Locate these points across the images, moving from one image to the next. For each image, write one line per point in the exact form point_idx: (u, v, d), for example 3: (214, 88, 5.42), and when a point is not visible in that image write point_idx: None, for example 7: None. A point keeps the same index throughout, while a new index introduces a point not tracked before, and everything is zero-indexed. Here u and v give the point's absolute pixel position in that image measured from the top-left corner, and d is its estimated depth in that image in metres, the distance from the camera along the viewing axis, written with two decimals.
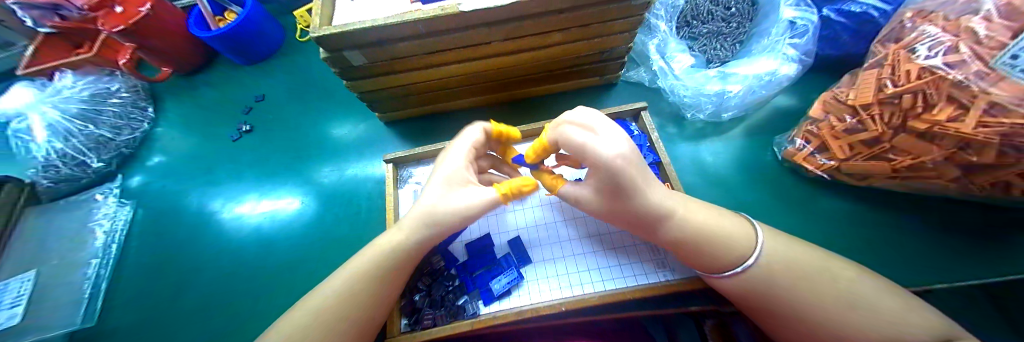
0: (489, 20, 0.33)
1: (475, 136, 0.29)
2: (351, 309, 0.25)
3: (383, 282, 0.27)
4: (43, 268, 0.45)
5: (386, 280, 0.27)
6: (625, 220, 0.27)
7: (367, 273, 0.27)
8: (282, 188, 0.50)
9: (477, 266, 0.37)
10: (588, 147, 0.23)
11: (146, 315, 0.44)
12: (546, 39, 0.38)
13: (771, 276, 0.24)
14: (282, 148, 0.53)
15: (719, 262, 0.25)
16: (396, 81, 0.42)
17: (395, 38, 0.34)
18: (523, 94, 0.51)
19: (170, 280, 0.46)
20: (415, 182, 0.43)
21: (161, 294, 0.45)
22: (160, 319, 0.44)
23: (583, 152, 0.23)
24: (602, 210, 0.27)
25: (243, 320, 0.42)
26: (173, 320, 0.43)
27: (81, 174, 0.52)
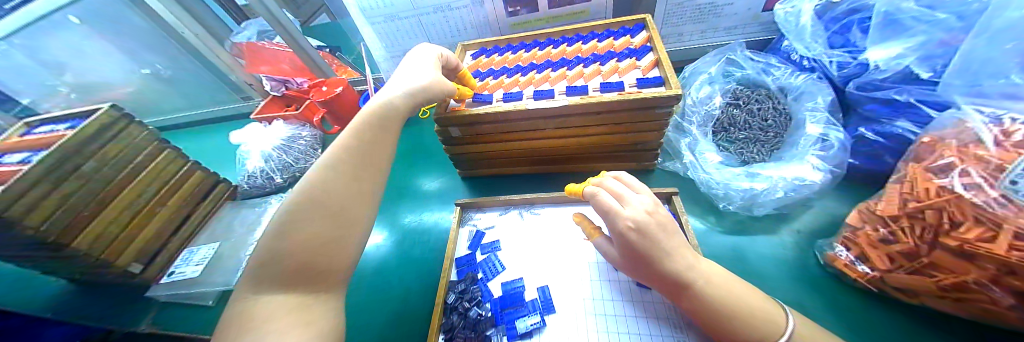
0: (546, 115, 0.48)
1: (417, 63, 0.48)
2: (331, 189, 0.31)
3: (357, 162, 0.34)
4: (225, 243, 0.67)
5: (359, 164, 0.34)
6: (647, 279, 0.34)
7: (342, 163, 0.33)
8: (385, 218, 0.67)
9: (507, 305, 0.44)
10: (611, 211, 0.34)
11: None
12: (587, 130, 0.50)
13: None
14: (392, 188, 0.73)
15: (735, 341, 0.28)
16: (475, 149, 0.58)
17: (479, 121, 0.51)
18: (569, 170, 0.62)
19: None
20: (473, 224, 0.58)
21: None
22: None
23: (608, 214, 0.35)
24: (628, 266, 0.35)
25: None
26: None
27: (266, 184, 0.78)
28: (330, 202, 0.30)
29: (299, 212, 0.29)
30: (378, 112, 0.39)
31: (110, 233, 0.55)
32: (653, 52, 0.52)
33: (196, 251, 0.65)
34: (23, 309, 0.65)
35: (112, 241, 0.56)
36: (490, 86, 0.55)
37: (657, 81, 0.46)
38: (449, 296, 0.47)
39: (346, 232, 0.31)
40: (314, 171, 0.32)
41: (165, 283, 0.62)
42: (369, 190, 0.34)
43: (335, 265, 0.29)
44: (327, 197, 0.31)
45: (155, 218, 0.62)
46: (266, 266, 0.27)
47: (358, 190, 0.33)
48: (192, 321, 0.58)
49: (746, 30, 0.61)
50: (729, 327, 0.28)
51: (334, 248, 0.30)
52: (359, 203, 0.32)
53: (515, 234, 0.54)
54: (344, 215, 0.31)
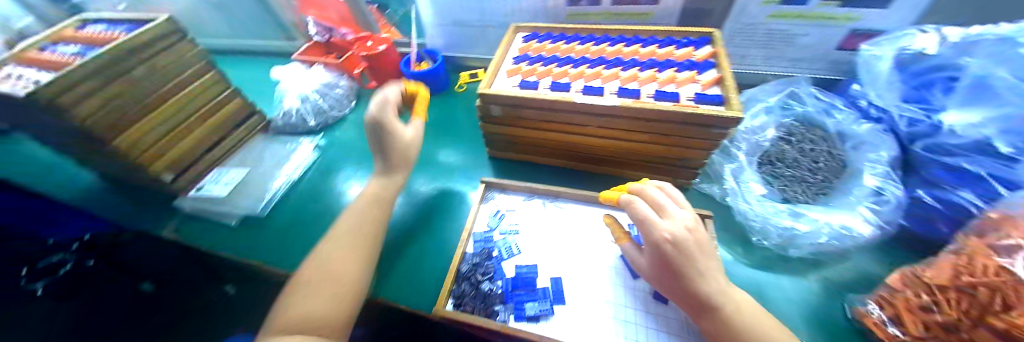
0: (595, 111, 0.47)
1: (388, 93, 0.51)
2: (330, 260, 0.37)
3: (350, 230, 0.41)
4: (253, 172, 0.69)
5: (352, 233, 0.41)
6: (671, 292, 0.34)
7: (340, 234, 0.40)
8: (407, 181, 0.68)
9: (519, 287, 0.45)
10: (648, 220, 0.34)
11: (291, 228, 0.61)
12: (632, 136, 0.49)
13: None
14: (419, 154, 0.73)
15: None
16: (512, 132, 0.58)
17: (524, 104, 0.50)
18: (602, 171, 0.61)
19: (311, 214, 0.63)
20: (495, 204, 0.58)
21: (300, 221, 0.62)
22: (293, 236, 0.59)
23: (642, 223, 0.35)
24: (655, 278, 0.35)
25: None
26: (299, 242, 0.58)
27: (298, 126, 0.78)
28: (326, 269, 0.36)
29: (305, 280, 0.35)
30: (374, 193, 0.47)
31: (149, 140, 0.57)
32: (716, 69, 0.50)
33: (226, 173, 0.68)
34: (62, 196, 0.69)
35: (150, 148, 0.58)
36: (539, 71, 0.53)
37: (718, 101, 0.43)
38: (463, 266, 0.49)
39: (342, 285, 0.35)
40: (317, 251, 0.39)
41: (192, 197, 0.65)
42: (361, 250, 0.39)
43: (334, 314, 0.32)
44: (325, 266, 0.36)
45: (190, 135, 0.64)
46: (275, 311, 0.33)
47: (352, 250, 0.39)
48: (211, 237, 0.60)
49: (814, 66, 0.59)
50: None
51: (329, 299, 0.33)
52: (354, 259, 0.38)
53: (535, 221, 0.54)
54: (336, 268, 0.36)
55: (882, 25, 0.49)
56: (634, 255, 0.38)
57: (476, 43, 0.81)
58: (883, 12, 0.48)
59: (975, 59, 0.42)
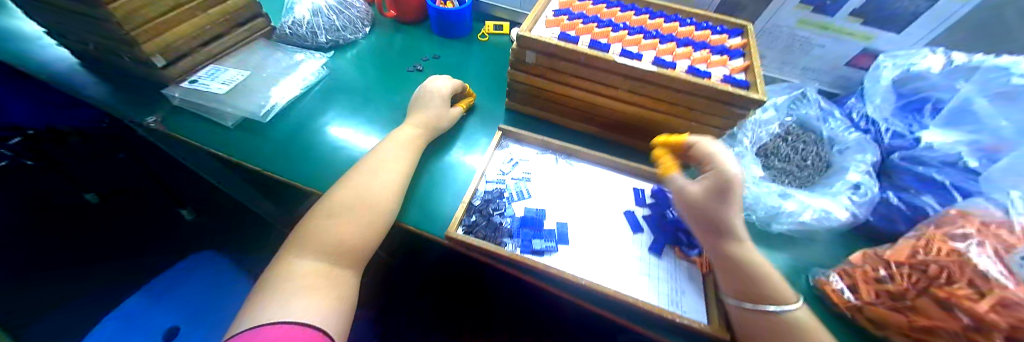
0: (629, 73, 0.48)
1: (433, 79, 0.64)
2: (353, 194, 0.44)
3: (374, 172, 0.47)
4: (254, 76, 0.64)
5: (375, 173, 0.47)
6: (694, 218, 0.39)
7: (362, 172, 0.47)
8: None
9: (526, 225, 0.47)
10: (717, 155, 0.39)
11: (292, 140, 0.58)
12: (657, 104, 0.51)
13: (766, 321, 0.32)
14: None
15: (734, 290, 0.35)
16: (538, 83, 0.58)
17: (561, 55, 0.50)
18: (613, 138, 0.63)
19: (314, 130, 0.60)
20: (509, 151, 0.59)
21: (302, 135, 0.59)
22: (294, 149, 0.57)
23: (711, 157, 0.39)
24: (697, 203, 0.38)
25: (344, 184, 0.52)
26: (301, 155, 0.56)
27: (308, 40, 0.74)
28: (349, 202, 0.43)
29: (330, 207, 0.43)
30: (397, 142, 0.53)
31: (148, 14, 0.52)
32: (745, 58, 0.53)
33: (225, 71, 0.64)
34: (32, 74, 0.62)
35: (147, 22, 0.52)
36: (580, 28, 0.53)
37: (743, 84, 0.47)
38: (475, 199, 0.50)
39: (362, 221, 0.42)
40: (346, 184, 0.46)
41: (185, 88, 0.60)
42: (384, 192, 0.45)
43: (351, 245, 0.41)
44: (349, 201, 0.43)
45: (190, 22, 0.58)
46: (298, 248, 0.40)
47: (373, 190, 0.45)
48: (206, 134, 0.56)
49: (820, 77, 0.66)
50: (742, 277, 0.35)
51: (350, 232, 0.41)
52: (376, 197, 0.44)
53: (548, 172, 0.55)
54: (350, 221, 0.41)
55: (887, 49, 0.57)
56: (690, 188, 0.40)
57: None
58: (891, 37, 0.55)
59: (967, 84, 0.49)
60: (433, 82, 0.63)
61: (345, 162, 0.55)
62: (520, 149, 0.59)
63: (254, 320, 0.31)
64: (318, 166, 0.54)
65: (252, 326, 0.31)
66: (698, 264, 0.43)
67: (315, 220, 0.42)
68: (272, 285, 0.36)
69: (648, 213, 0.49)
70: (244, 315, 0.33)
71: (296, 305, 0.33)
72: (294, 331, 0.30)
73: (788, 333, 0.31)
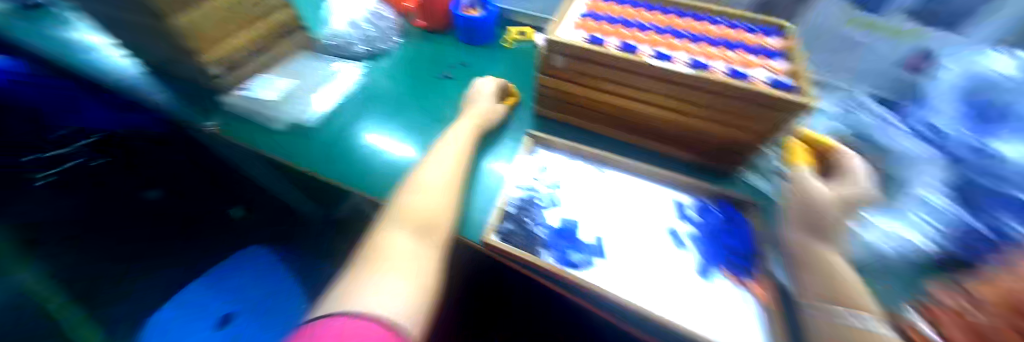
0: (668, 77, 0.45)
1: (485, 81, 0.67)
2: (427, 178, 0.46)
3: (442, 159, 0.49)
4: (300, 86, 0.68)
5: (443, 160, 0.49)
6: (799, 218, 0.41)
7: (432, 162, 0.49)
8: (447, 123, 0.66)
9: (562, 236, 0.46)
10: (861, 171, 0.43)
11: (329, 146, 0.60)
12: (694, 108, 0.48)
13: (838, 315, 0.31)
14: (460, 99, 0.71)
15: (816, 291, 0.35)
16: (567, 88, 0.57)
17: (591, 58, 0.49)
18: (645, 143, 0.61)
19: (348, 137, 0.62)
20: (538, 157, 0.58)
21: (337, 141, 0.61)
22: (332, 155, 0.58)
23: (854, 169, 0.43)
24: (831, 194, 0.41)
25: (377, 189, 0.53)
26: (339, 160, 0.58)
27: (344, 49, 0.76)
28: (427, 185, 0.45)
29: (411, 192, 0.44)
30: (458, 133, 0.55)
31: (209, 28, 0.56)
32: (788, 59, 0.49)
33: (276, 81, 0.67)
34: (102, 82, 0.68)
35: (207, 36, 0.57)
36: (608, 30, 0.52)
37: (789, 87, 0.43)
38: (511, 207, 0.49)
39: (442, 199, 0.44)
40: (420, 171, 0.47)
41: (239, 95, 0.64)
42: (454, 177, 0.47)
43: (438, 219, 0.42)
44: (426, 184, 0.45)
45: (240, 35, 0.63)
46: (389, 228, 0.40)
47: (446, 175, 0.47)
48: (255, 138, 0.60)
49: (869, 79, 0.61)
50: (813, 260, 0.37)
51: (434, 208, 0.42)
52: (450, 180, 0.46)
53: (581, 180, 0.54)
54: (433, 212, 0.42)
55: (949, 49, 0.51)
56: (816, 185, 0.42)
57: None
58: (954, 37, 0.50)
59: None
60: (483, 86, 0.65)
61: (379, 167, 0.56)
62: (551, 155, 0.58)
63: (354, 299, 0.29)
64: (354, 171, 0.56)
65: (343, 309, 0.28)
66: (753, 290, 0.41)
67: (397, 208, 0.42)
68: (364, 267, 0.34)
69: (696, 233, 0.47)
70: (333, 301, 0.31)
71: (392, 287, 0.32)
72: (376, 331, 0.27)
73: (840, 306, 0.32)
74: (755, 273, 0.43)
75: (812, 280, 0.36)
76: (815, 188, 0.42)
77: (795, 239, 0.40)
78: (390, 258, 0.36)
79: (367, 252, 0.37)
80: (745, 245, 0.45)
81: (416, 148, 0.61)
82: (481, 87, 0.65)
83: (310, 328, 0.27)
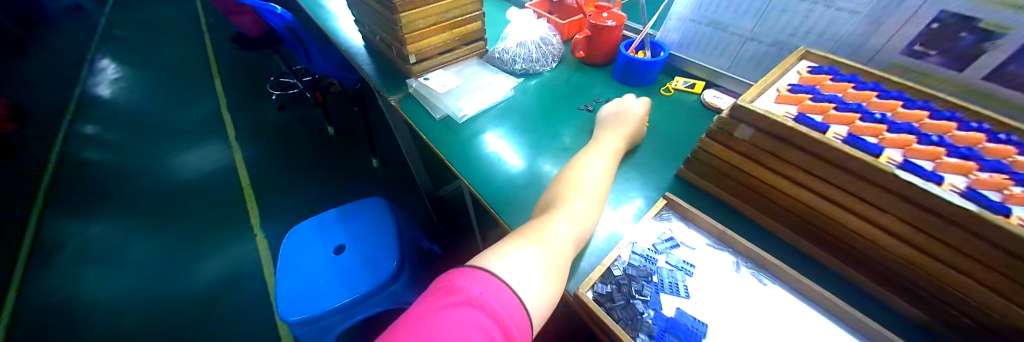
0: (923, 203, 0.31)
1: (636, 100, 0.69)
2: (576, 181, 0.50)
3: (590, 168, 0.53)
4: (461, 84, 0.79)
5: (591, 169, 0.53)
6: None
7: (580, 168, 0.53)
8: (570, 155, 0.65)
9: (674, 332, 0.39)
10: None
11: (463, 145, 0.67)
12: (944, 253, 0.33)
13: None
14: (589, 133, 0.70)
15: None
16: (735, 162, 0.48)
17: (789, 141, 0.40)
18: (828, 262, 0.46)
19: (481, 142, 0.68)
20: (670, 226, 0.51)
21: (473, 142, 0.67)
22: (465, 155, 0.65)
23: None
24: None
25: (491, 197, 0.56)
26: (471, 160, 0.63)
27: (506, 63, 0.86)
28: (576, 186, 0.49)
29: (562, 189, 0.49)
30: (607, 148, 0.58)
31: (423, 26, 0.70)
32: None
33: (445, 76, 0.80)
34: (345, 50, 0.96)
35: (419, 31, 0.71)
36: (828, 112, 0.41)
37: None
38: (616, 268, 0.46)
39: (586, 204, 0.47)
40: (570, 173, 0.52)
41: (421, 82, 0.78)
42: (597, 188, 0.50)
43: (581, 217, 0.45)
44: (575, 185, 0.49)
45: (438, 35, 0.77)
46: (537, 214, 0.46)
47: (592, 185, 0.50)
48: (419, 119, 0.72)
49: None
50: None
51: (580, 207, 0.46)
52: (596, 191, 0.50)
53: (716, 278, 0.44)
54: (580, 211, 0.46)
55: None
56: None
57: (720, 52, 0.77)
58: None
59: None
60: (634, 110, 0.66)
61: (500, 177, 0.60)
62: (683, 229, 0.50)
63: (509, 266, 0.35)
64: (476, 174, 0.60)
65: (501, 277, 0.33)
66: None
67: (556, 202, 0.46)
68: (518, 236, 0.41)
69: None
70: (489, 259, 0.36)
71: (540, 272, 0.36)
72: (520, 322, 0.31)
73: None
74: None
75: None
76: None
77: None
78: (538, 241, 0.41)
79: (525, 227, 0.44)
80: None
81: (536, 170, 0.62)
82: (631, 110, 0.66)
83: (468, 271, 0.34)
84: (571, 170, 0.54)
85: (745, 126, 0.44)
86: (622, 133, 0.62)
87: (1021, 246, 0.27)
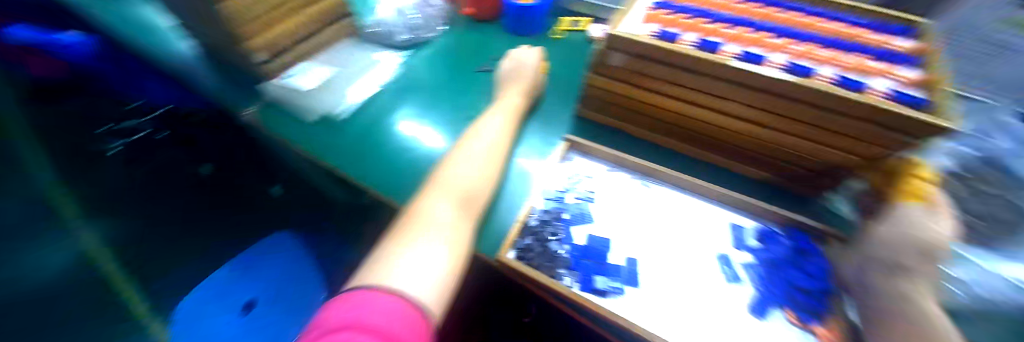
0: (757, 84, 0.37)
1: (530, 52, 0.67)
2: (469, 155, 0.47)
3: (484, 139, 0.50)
4: (335, 72, 0.68)
5: (485, 138, 0.51)
6: (880, 258, 0.35)
7: (475, 139, 0.50)
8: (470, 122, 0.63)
9: (588, 257, 0.43)
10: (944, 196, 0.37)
11: (353, 142, 0.59)
12: (775, 121, 0.41)
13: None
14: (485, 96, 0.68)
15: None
16: (617, 89, 0.51)
17: (654, 58, 0.42)
18: (703, 155, 0.54)
19: (375, 133, 0.61)
20: (576, 165, 0.53)
21: (364, 136, 0.61)
22: (357, 152, 0.58)
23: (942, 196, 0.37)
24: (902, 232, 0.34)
25: (391, 187, 0.52)
26: (365, 156, 0.57)
27: (387, 37, 0.76)
28: (470, 161, 0.46)
29: (455, 166, 0.46)
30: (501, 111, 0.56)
31: (258, 12, 0.56)
32: (923, 68, 0.40)
33: (309, 67, 0.68)
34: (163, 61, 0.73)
35: (256, 20, 0.56)
36: (681, 23, 0.44)
37: (918, 99, 0.34)
38: (531, 220, 0.47)
39: (479, 179, 0.45)
40: (462, 148, 0.49)
41: (279, 82, 0.65)
42: (493, 159, 0.49)
43: (474, 196, 0.43)
44: (468, 161, 0.47)
45: (288, 21, 0.63)
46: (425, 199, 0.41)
47: (487, 157, 0.48)
48: (289, 128, 0.61)
49: None
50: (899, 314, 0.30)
51: (471, 185, 0.44)
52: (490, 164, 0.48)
53: (619, 194, 0.49)
54: (472, 188, 0.43)
55: None
56: (921, 219, 0.35)
57: None
58: None
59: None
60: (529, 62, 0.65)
61: (400, 164, 0.56)
62: (589, 164, 0.53)
63: (393, 272, 0.30)
64: (372, 169, 0.55)
65: (393, 289, 0.29)
66: (820, 336, 0.34)
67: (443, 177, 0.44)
68: (401, 234, 0.36)
69: (748, 260, 0.41)
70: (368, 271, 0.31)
71: (427, 264, 0.33)
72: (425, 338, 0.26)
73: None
74: (824, 318, 0.35)
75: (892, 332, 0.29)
76: (920, 221, 0.34)
77: (890, 287, 0.32)
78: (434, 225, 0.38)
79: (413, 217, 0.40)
80: (814, 281, 0.37)
81: (438, 147, 0.59)
82: (525, 62, 0.64)
83: (357, 298, 0.27)
84: (468, 137, 0.52)
85: (615, 52, 0.45)
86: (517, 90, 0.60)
87: (828, 99, 0.34)
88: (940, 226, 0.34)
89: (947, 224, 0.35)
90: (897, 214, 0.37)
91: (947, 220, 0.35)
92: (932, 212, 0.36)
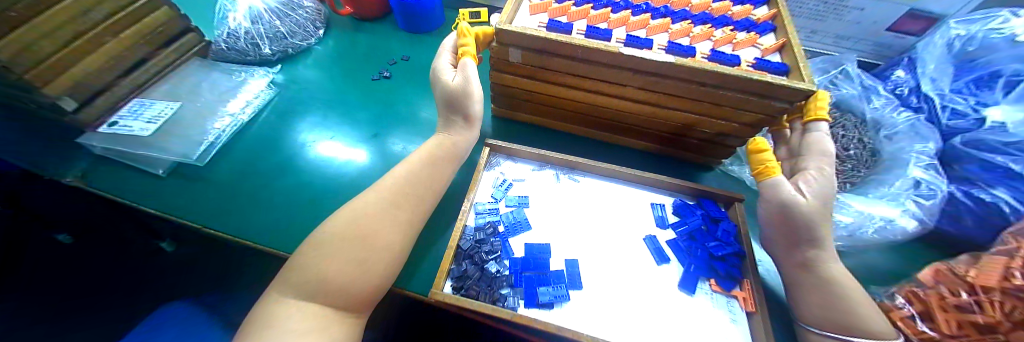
0: (645, 69, 0.38)
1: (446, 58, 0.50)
2: (366, 206, 0.38)
3: (380, 189, 0.40)
4: (187, 105, 0.55)
5: (388, 180, 0.41)
6: (781, 234, 0.36)
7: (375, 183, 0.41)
8: (373, 141, 0.56)
9: (528, 268, 0.39)
10: (818, 146, 0.37)
11: (231, 191, 0.48)
12: (672, 101, 0.41)
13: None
14: (389, 107, 0.61)
15: (815, 320, 0.32)
16: (525, 86, 0.49)
17: (551, 50, 0.40)
18: (619, 140, 0.54)
19: (260, 174, 0.50)
20: (500, 171, 0.50)
21: (244, 179, 0.50)
22: (238, 201, 0.47)
23: (819, 143, 0.37)
24: (780, 211, 0.35)
25: (288, 238, 0.44)
26: (251, 204, 0.47)
27: (250, 52, 0.64)
28: (354, 213, 0.37)
29: (347, 225, 0.36)
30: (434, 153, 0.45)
31: (45, 47, 0.44)
32: (775, 33, 0.44)
33: (150, 106, 0.53)
34: None
35: (48, 57, 0.44)
36: (572, 11, 0.43)
37: (778, 66, 0.37)
38: (464, 242, 0.41)
39: (366, 251, 0.34)
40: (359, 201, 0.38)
41: (106, 133, 0.49)
42: (403, 218, 0.38)
43: (368, 275, 0.33)
44: (352, 215, 0.37)
45: (96, 51, 0.49)
46: (290, 287, 0.32)
47: (394, 217, 0.38)
48: (134, 189, 0.47)
49: (855, 46, 0.57)
50: (807, 283, 0.33)
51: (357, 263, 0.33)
52: (387, 227, 0.36)
53: (547, 193, 0.47)
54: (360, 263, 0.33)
55: (940, 8, 0.48)
56: (790, 189, 0.35)
57: None
58: None
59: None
60: (448, 69, 0.49)
61: (296, 207, 0.47)
62: (513, 167, 0.50)
63: None
64: (259, 221, 0.45)
65: None
66: (741, 300, 0.37)
67: (327, 231, 0.35)
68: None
69: (672, 237, 0.42)
70: None
71: None
72: None
73: (835, 318, 0.31)
74: (742, 282, 0.38)
75: (804, 299, 0.33)
76: (787, 192, 0.35)
77: (793, 258, 0.35)
78: (319, 311, 0.31)
79: (280, 312, 0.31)
80: (728, 247, 0.39)
81: (342, 175, 0.51)
82: (444, 74, 0.48)
83: None
84: None
85: (518, 51, 0.42)
86: (461, 123, 0.48)
87: (709, 77, 0.36)
88: (804, 188, 0.35)
89: (816, 182, 0.35)
90: (764, 187, 0.37)
91: (811, 179, 0.35)
92: (780, 179, 0.36)
